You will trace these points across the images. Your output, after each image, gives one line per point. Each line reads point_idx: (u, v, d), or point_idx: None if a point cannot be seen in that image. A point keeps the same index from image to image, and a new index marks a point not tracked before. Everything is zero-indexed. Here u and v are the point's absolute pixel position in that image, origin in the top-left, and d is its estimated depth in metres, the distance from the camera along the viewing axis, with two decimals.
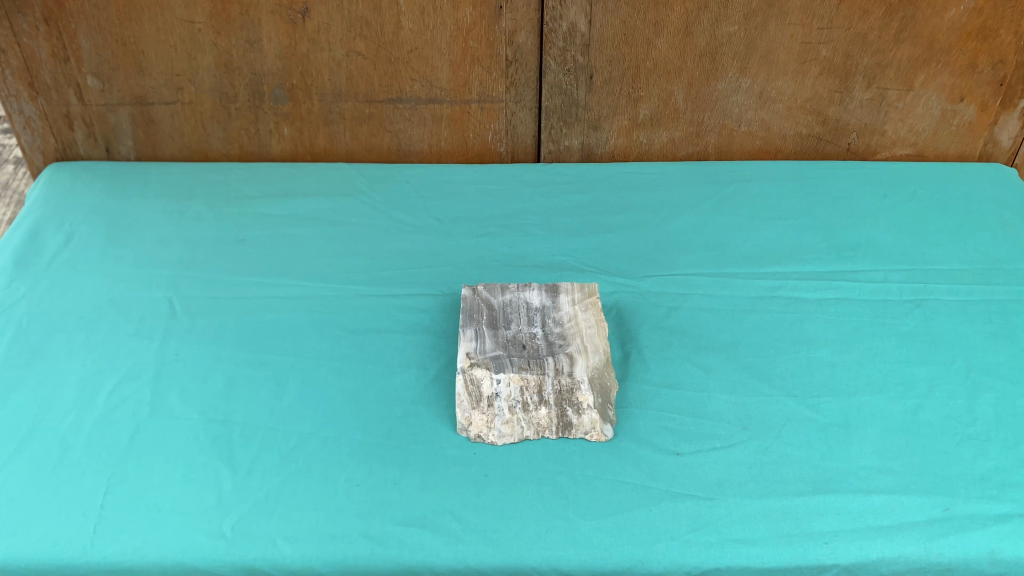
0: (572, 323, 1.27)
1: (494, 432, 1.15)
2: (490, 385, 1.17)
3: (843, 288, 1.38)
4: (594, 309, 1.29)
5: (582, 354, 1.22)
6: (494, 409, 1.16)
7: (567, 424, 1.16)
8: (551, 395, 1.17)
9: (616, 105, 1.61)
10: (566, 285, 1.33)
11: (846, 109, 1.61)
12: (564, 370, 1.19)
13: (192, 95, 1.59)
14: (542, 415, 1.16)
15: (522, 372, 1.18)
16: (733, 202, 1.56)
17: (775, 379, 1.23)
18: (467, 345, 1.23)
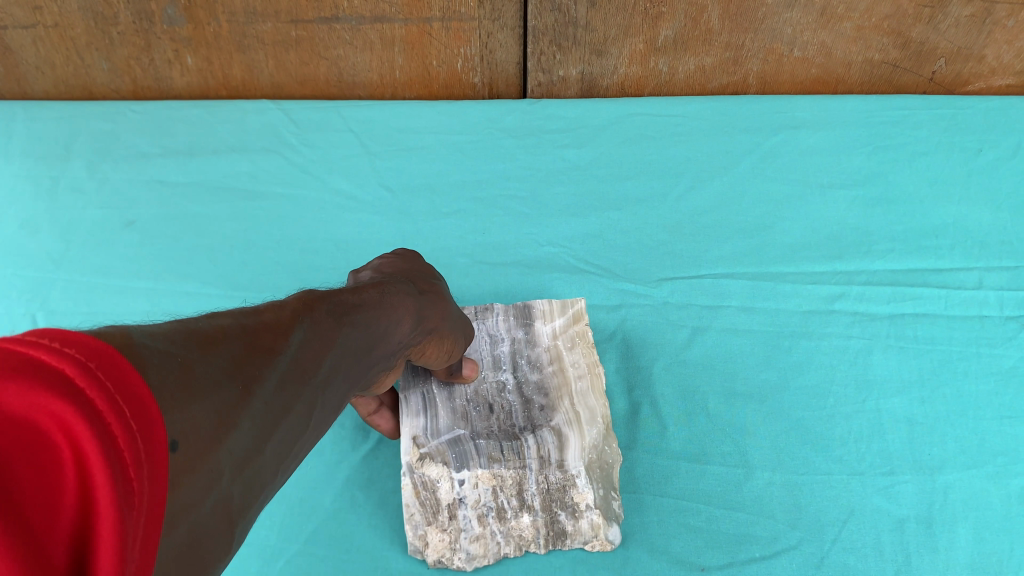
0: (555, 369, 0.92)
1: (461, 555, 0.83)
2: (451, 491, 0.81)
3: (925, 299, 1.03)
4: (583, 345, 0.93)
5: (574, 426, 0.86)
6: (457, 524, 0.82)
7: (559, 534, 0.84)
8: (536, 498, 0.83)
9: (627, 24, 1.21)
10: (542, 306, 0.96)
11: (936, 29, 1.22)
12: (552, 458, 0.83)
13: (55, 16, 1.20)
14: (525, 524, 0.84)
15: (495, 469, 0.81)
16: (777, 162, 1.19)
17: (833, 446, 0.92)
18: (411, 424, 0.84)
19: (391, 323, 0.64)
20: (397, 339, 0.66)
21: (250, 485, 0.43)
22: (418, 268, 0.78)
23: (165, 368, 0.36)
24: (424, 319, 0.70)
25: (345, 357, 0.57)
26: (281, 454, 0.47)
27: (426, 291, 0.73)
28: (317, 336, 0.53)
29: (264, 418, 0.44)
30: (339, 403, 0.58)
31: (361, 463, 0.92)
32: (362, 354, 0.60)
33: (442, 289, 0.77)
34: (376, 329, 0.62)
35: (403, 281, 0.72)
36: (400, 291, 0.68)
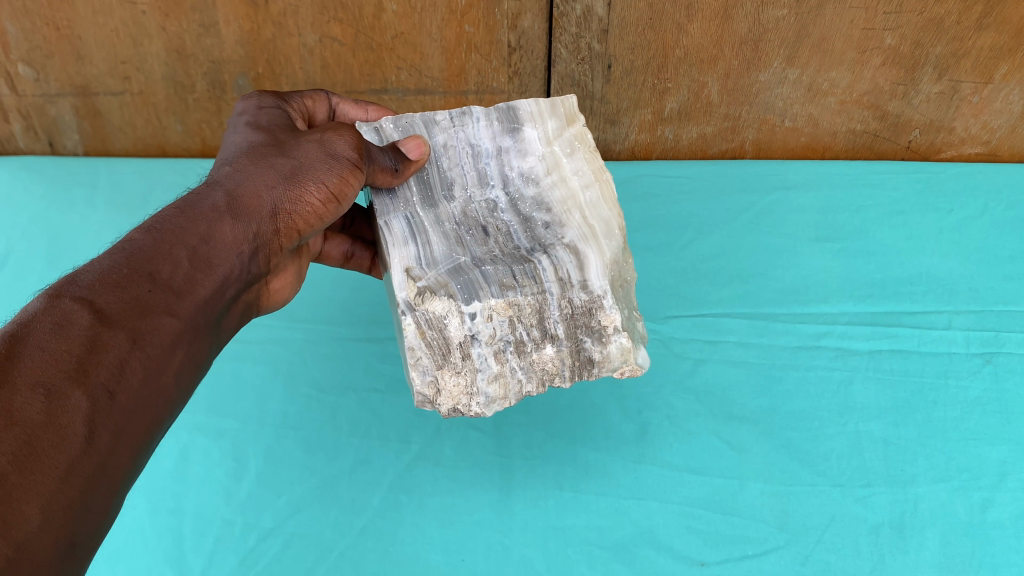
0: (553, 180, 0.91)
1: (479, 400, 0.82)
2: (461, 326, 0.78)
3: (900, 338, 1.17)
4: (583, 149, 0.92)
5: (586, 245, 0.85)
6: (472, 363, 0.80)
7: (586, 362, 0.83)
8: (559, 325, 0.81)
9: (637, 97, 1.39)
10: (531, 107, 0.91)
11: (910, 103, 1.40)
12: (572, 279, 0.82)
13: (141, 85, 1.39)
14: (548, 356, 0.82)
15: (510, 297, 0.78)
16: (770, 218, 1.35)
17: (818, 462, 1.05)
18: (403, 254, 0.83)
19: (184, 252, 0.68)
20: (203, 245, 0.70)
21: (70, 463, 0.53)
22: (259, 135, 0.83)
23: None
24: (237, 193, 0.75)
25: (116, 327, 0.59)
26: (110, 420, 0.56)
27: (235, 176, 0.76)
28: (43, 331, 0.56)
29: None
30: (158, 357, 0.62)
31: (404, 470, 1.05)
32: (155, 304, 0.63)
33: (268, 156, 0.79)
34: (156, 271, 0.65)
35: (213, 183, 0.76)
36: (190, 199, 0.73)
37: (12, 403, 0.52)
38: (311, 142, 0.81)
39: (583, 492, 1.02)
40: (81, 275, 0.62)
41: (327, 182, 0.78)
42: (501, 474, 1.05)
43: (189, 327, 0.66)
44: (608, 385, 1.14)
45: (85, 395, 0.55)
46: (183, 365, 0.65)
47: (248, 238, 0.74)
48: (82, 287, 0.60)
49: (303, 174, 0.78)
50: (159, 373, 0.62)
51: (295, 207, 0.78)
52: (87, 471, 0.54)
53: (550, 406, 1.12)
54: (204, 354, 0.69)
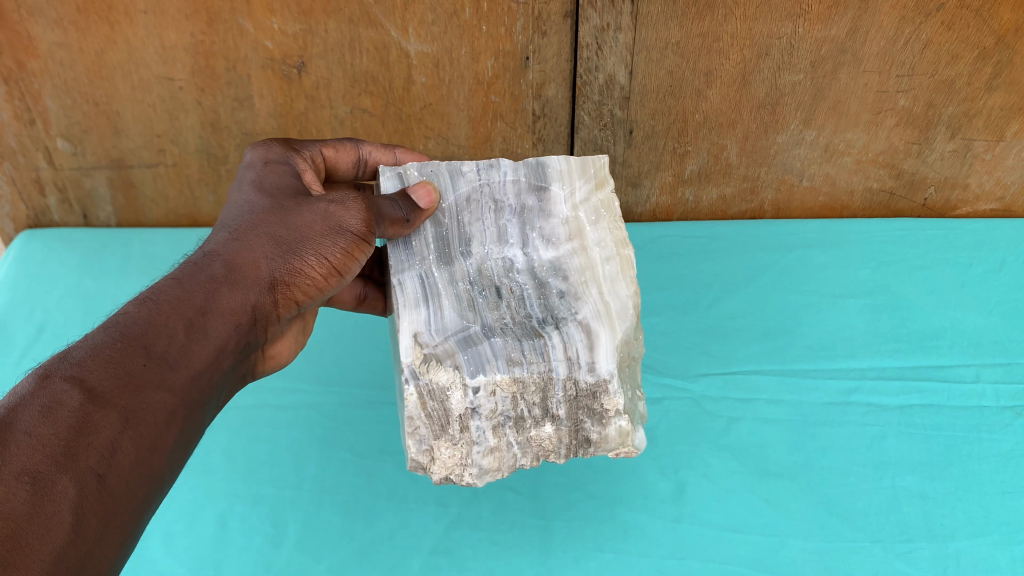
0: (574, 246, 0.91)
1: (472, 471, 0.83)
2: (464, 400, 0.80)
3: (930, 391, 1.18)
4: (607, 216, 0.91)
5: (602, 323, 0.85)
6: (469, 436, 0.82)
7: (582, 441, 0.86)
8: (561, 404, 0.84)
9: (658, 160, 1.43)
10: (560, 168, 0.91)
11: (925, 161, 1.44)
12: (581, 360, 0.83)
13: (176, 156, 1.44)
14: (545, 433, 0.85)
15: (515, 375, 0.81)
16: (792, 275, 1.38)
17: (856, 518, 1.04)
18: (412, 318, 0.82)
19: (179, 323, 0.68)
20: (198, 317, 0.70)
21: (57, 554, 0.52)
22: (262, 199, 0.82)
23: None
24: (236, 264, 0.75)
25: (107, 405, 0.60)
26: (100, 505, 0.56)
27: (237, 246, 0.76)
28: (31, 415, 0.56)
29: None
30: (151, 435, 0.62)
31: (443, 534, 1.05)
32: (149, 379, 0.63)
33: (271, 222, 0.79)
34: (152, 344, 0.65)
35: (212, 253, 0.75)
36: (187, 267, 0.73)
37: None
38: (315, 204, 0.80)
39: (625, 553, 1.02)
40: (74, 354, 0.62)
41: (328, 256, 0.78)
42: (540, 536, 1.04)
43: (185, 401, 0.66)
44: (642, 444, 1.14)
45: (73, 480, 0.55)
46: (180, 440, 0.66)
47: (249, 309, 0.74)
48: (75, 366, 0.61)
49: (307, 240, 0.78)
50: (153, 450, 0.62)
51: (295, 280, 0.78)
52: (74, 560, 0.53)
53: (586, 466, 1.12)
54: (198, 430, 0.69)
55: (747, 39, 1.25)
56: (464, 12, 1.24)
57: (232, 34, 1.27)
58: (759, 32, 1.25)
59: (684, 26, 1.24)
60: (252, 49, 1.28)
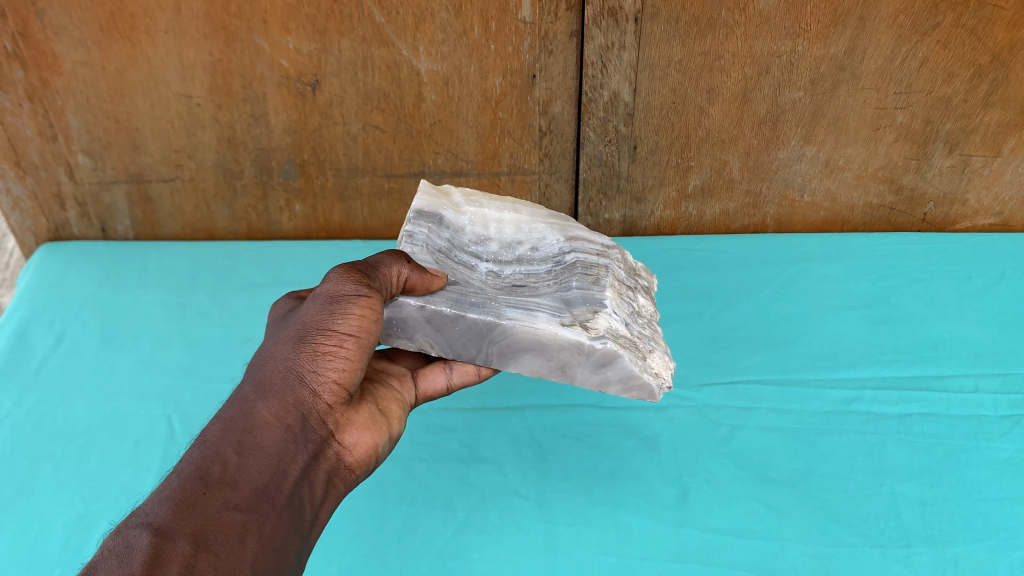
0: (491, 229, 1.06)
1: (665, 360, 0.97)
2: (613, 321, 0.94)
3: (929, 401, 1.20)
4: (478, 197, 1.09)
5: (562, 229, 1.07)
6: (640, 343, 0.95)
7: (647, 296, 1.08)
8: (621, 278, 1.05)
9: (662, 175, 1.46)
10: (428, 202, 1.04)
11: (923, 177, 1.47)
12: (593, 248, 1.06)
13: (192, 172, 1.48)
14: (640, 305, 1.04)
15: (603, 282, 0.99)
16: (794, 288, 1.41)
17: (856, 523, 1.06)
18: (547, 318, 0.89)
19: (229, 448, 0.71)
20: (245, 436, 0.72)
21: None
22: (270, 328, 0.85)
23: None
24: (259, 381, 0.76)
25: (174, 537, 0.63)
26: None
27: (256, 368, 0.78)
28: (105, 565, 0.60)
29: None
30: (228, 554, 0.64)
31: (451, 538, 1.07)
32: (212, 505, 0.66)
33: (277, 336, 0.80)
34: (206, 473, 0.68)
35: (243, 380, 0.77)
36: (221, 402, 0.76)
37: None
38: (305, 300, 0.82)
39: (628, 556, 1.04)
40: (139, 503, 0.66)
41: (336, 328, 0.79)
42: (546, 540, 1.06)
43: (254, 515, 0.68)
44: (646, 451, 1.17)
45: None
46: (265, 552, 0.67)
47: (291, 410, 0.75)
48: (141, 514, 0.65)
49: (310, 329, 0.79)
50: (233, 571, 0.64)
51: (319, 364, 0.78)
52: None
53: (591, 472, 1.15)
54: (286, 547, 0.70)
55: (747, 57, 1.29)
56: (473, 32, 1.28)
57: (249, 53, 1.31)
58: (759, 50, 1.28)
59: (686, 45, 1.28)
60: (267, 67, 1.33)
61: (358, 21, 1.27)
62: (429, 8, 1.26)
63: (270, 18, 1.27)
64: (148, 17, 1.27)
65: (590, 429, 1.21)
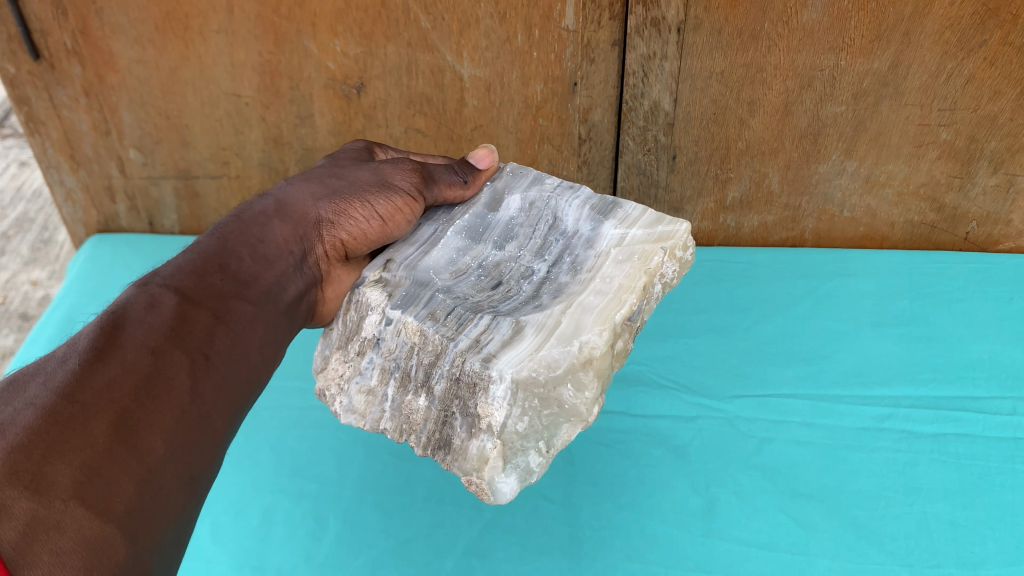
0: (586, 277, 0.84)
1: (342, 400, 0.87)
2: (373, 328, 0.84)
3: (964, 421, 1.19)
4: (637, 263, 0.82)
5: (538, 333, 0.76)
6: (355, 366, 0.87)
7: (444, 442, 0.79)
8: (442, 384, 0.79)
9: (701, 186, 1.47)
10: (634, 219, 0.88)
11: (966, 196, 1.45)
12: (485, 346, 0.76)
13: (238, 169, 1.52)
14: (417, 403, 0.82)
15: (422, 325, 0.80)
16: (831, 302, 1.40)
17: (885, 541, 1.05)
18: (399, 252, 0.90)
19: (245, 251, 0.83)
20: (258, 243, 0.84)
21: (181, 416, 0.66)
22: (330, 160, 0.96)
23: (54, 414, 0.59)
24: (284, 203, 0.88)
25: (198, 304, 0.75)
26: (208, 388, 0.70)
27: (291, 194, 0.89)
28: (140, 307, 0.71)
29: (106, 405, 0.62)
30: (240, 333, 0.77)
31: (477, 537, 1.08)
32: (228, 290, 0.78)
33: (326, 176, 0.91)
34: (225, 265, 0.80)
35: (275, 202, 0.88)
36: (247, 206, 0.88)
37: (127, 356, 0.66)
38: (367, 166, 0.92)
39: (653, 564, 1.04)
40: (164, 269, 0.78)
41: (373, 207, 0.88)
42: (571, 544, 1.07)
43: (260, 310, 0.80)
44: (674, 460, 1.17)
45: (183, 358, 0.70)
46: (265, 342, 0.80)
47: (297, 243, 0.86)
48: (165, 277, 0.76)
49: (354, 187, 0.89)
50: (242, 346, 0.76)
51: (340, 223, 0.88)
52: (198, 416, 0.68)
53: (619, 478, 1.15)
54: (278, 340, 0.82)
55: (790, 70, 1.29)
56: (517, 38, 1.30)
57: (297, 55, 1.34)
58: (802, 64, 1.28)
59: (728, 56, 1.28)
60: (315, 69, 1.36)
61: (404, 25, 1.29)
62: (474, 15, 1.27)
63: (318, 20, 1.30)
64: (202, 17, 1.31)
65: (618, 436, 1.21)
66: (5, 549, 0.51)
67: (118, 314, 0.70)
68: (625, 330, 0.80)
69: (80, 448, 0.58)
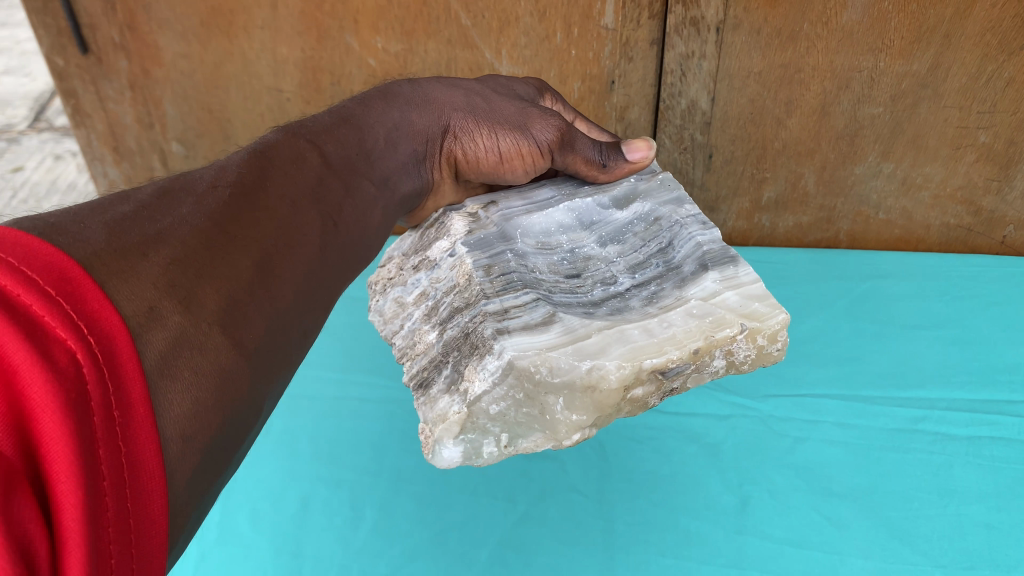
0: (653, 309, 0.77)
1: (382, 300, 0.93)
2: (438, 255, 0.88)
3: (1000, 424, 1.18)
4: (705, 323, 0.74)
5: (562, 333, 0.72)
6: (406, 278, 0.91)
7: (422, 380, 0.80)
8: (454, 331, 0.80)
9: (736, 186, 1.48)
10: (740, 287, 0.78)
11: (1004, 199, 1.44)
12: (507, 313, 0.75)
13: None
14: (426, 336, 0.84)
15: (475, 268, 0.82)
16: (865, 303, 1.40)
17: (919, 542, 1.04)
18: (510, 199, 0.91)
19: (383, 130, 0.87)
20: (394, 129, 0.88)
21: (300, 288, 0.66)
22: (501, 84, 0.98)
23: (204, 243, 0.58)
24: (427, 98, 0.92)
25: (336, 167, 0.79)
26: (323, 260, 0.71)
27: (440, 99, 0.92)
28: (284, 159, 0.73)
29: (249, 249, 0.61)
30: (361, 208, 0.80)
31: (511, 528, 1.09)
32: (361, 161, 0.83)
33: (479, 96, 0.93)
34: (366, 137, 0.85)
35: (424, 99, 0.92)
36: (401, 90, 0.93)
37: (275, 201, 0.68)
38: (523, 103, 0.92)
39: (684, 559, 1.04)
40: (317, 121, 0.83)
41: (498, 141, 0.89)
42: (604, 537, 1.08)
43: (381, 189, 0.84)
44: (707, 457, 1.17)
45: (313, 224, 0.70)
46: (378, 220, 0.83)
47: (422, 144, 0.90)
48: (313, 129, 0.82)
49: (494, 116, 0.91)
50: (363, 218, 0.80)
51: (465, 143, 0.90)
52: (314, 284, 0.69)
53: (652, 475, 1.16)
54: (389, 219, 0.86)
55: (828, 71, 1.29)
56: (555, 37, 1.31)
57: (338, 51, 1.36)
58: (841, 65, 1.28)
59: (767, 57, 1.29)
60: (356, 65, 1.38)
61: (444, 23, 1.31)
62: (514, 13, 1.29)
63: (361, 18, 1.32)
64: (246, 13, 1.33)
65: (651, 432, 1.22)
66: (151, 358, 0.48)
67: (266, 156, 0.72)
68: (652, 384, 0.73)
69: (224, 281, 0.57)
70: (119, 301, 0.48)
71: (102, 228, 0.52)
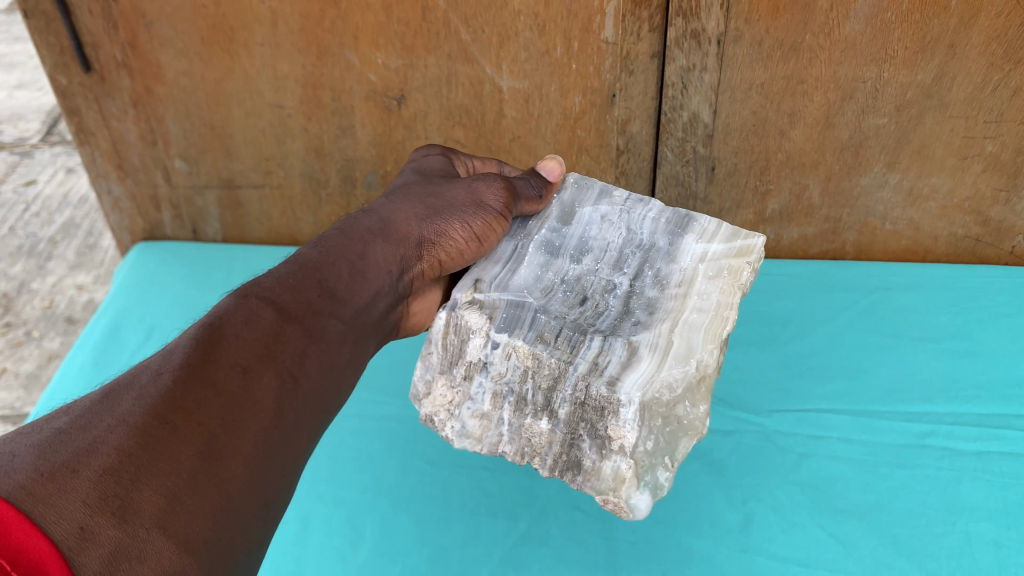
0: (678, 292, 0.90)
1: (455, 426, 0.91)
2: (479, 353, 0.88)
3: (1009, 438, 1.16)
4: (725, 275, 0.90)
5: (655, 358, 0.83)
6: (464, 391, 0.90)
7: (575, 464, 0.85)
8: (566, 409, 0.84)
9: (740, 198, 1.47)
10: (716, 226, 0.95)
11: (1012, 209, 1.42)
12: (605, 367, 0.83)
13: (281, 179, 1.54)
14: (539, 427, 0.87)
15: (537, 348, 0.85)
16: (871, 316, 1.39)
17: (927, 561, 1.02)
18: (483, 268, 0.94)
19: (345, 265, 0.85)
20: (359, 261, 0.87)
21: (259, 451, 0.66)
22: (418, 181, 0.99)
23: (146, 434, 0.59)
24: (387, 221, 0.91)
25: (294, 318, 0.77)
26: (286, 416, 0.71)
27: (387, 216, 0.92)
28: (236, 322, 0.73)
29: (196, 428, 0.62)
30: (330, 350, 0.79)
31: (512, 548, 1.08)
32: (323, 306, 0.81)
33: (425, 198, 0.94)
34: (325, 279, 0.83)
35: (374, 225, 0.91)
36: (349, 224, 0.91)
37: (220, 374, 0.68)
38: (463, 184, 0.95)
39: None
40: (266, 276, 0.81)
41: (470, 224, 0.91)
42: (606, 557, 1.07)
43: (349, 327, 0.83)
44: (711, 474, 1.16)
45: (270, 382, 0.71)
46: (349, 364, 0.82)
47: (396, 260, 0.89)
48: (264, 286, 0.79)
49: (451, 208, 0.92)
50: (330, 364, 0.79)
51: (438, 240, 0.91)
52: (279, 442, 0.69)
53: None
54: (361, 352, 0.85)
55: (832, 82, 1.28)
56: (556, 51, 1.30)
57: (339, 67, 1.36)
58: (845, 75, 1.27)
59: (769, 68, 1.28)
60: (356, 81, 1.38)
61: (445, 38, 1.31)
62: (514, 28, 1.28)
63: (361, 33, 1.32)
64: (247, 30, 1.33)
65: None
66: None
67: (215, 325, 0.72)
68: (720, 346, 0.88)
69: (169, 474, 0.58)
70: (49, 530, 0.50)
71: (33, 454, 0.55)
